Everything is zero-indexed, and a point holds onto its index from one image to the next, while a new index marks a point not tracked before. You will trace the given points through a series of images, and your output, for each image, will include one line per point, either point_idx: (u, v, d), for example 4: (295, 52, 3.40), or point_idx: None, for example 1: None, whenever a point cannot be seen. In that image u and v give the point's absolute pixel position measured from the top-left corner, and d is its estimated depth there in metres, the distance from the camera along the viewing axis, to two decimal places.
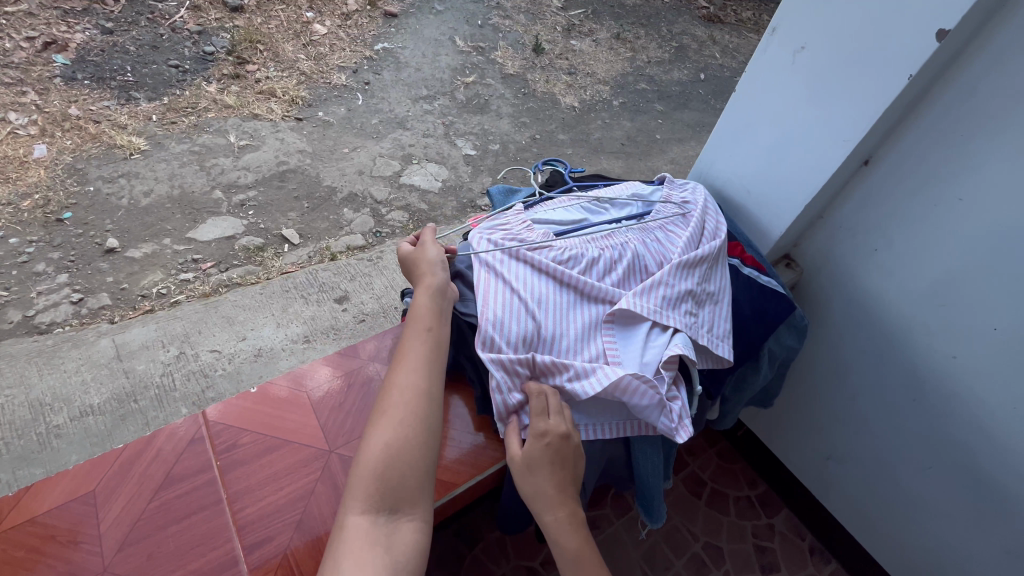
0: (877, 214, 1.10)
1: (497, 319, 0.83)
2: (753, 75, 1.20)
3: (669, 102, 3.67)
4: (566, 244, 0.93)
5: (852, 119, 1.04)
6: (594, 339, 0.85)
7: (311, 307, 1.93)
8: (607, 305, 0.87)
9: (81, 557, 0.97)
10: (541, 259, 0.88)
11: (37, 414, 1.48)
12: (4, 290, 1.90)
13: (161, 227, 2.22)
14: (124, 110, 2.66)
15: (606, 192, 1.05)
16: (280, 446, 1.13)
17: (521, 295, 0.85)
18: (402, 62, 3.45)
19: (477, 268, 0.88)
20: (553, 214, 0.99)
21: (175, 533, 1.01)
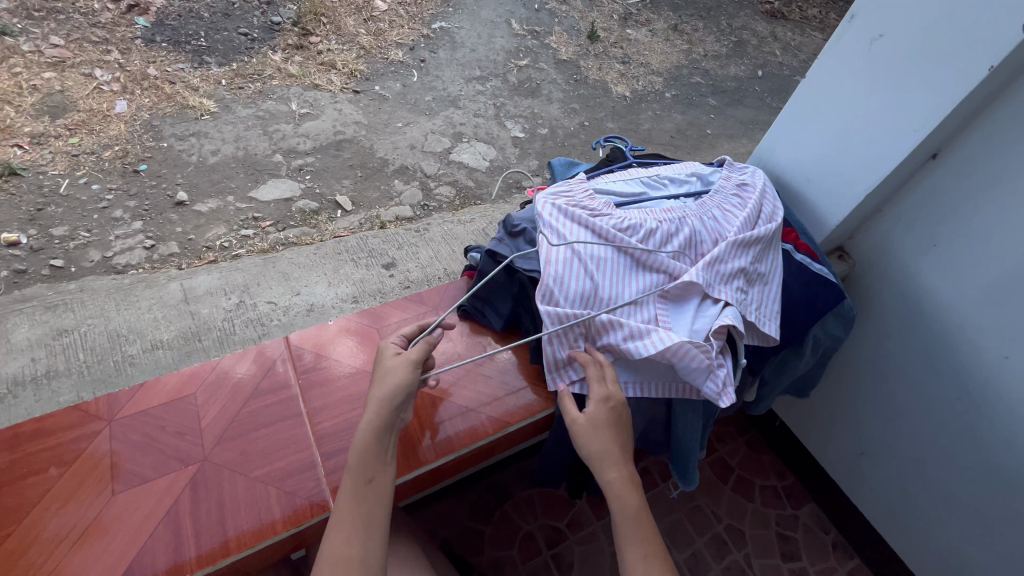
0: (939, 210, 1.09)
1: (556, 278, 0.88)
2: (825, 64, 1.20)
3: (722, 98, 3.60)
4: (627, 213, 0.96)
5: (925, 110, 1.03)
6: (646, 305, 0.89)
7: (361, 270, 2.03)
8: (660, 276, 0.91)
9: (185, 446, 1.05)
10: (601, 225, 0.93)
11: (115, 343, 1.63)
12: (86, 231, 2.06)
13: (226, 185, 2.35)
14: (197, 73, 2.81)
15: (665, 170, 1.08)
16: (354, 373, 1.20)
17: (580, 258, 0.90)
18: (458, 42, 3.50)
19: (541, 229, 0.93)
20: (613, 186, 1.03)
21: (263, 436, 1.08)
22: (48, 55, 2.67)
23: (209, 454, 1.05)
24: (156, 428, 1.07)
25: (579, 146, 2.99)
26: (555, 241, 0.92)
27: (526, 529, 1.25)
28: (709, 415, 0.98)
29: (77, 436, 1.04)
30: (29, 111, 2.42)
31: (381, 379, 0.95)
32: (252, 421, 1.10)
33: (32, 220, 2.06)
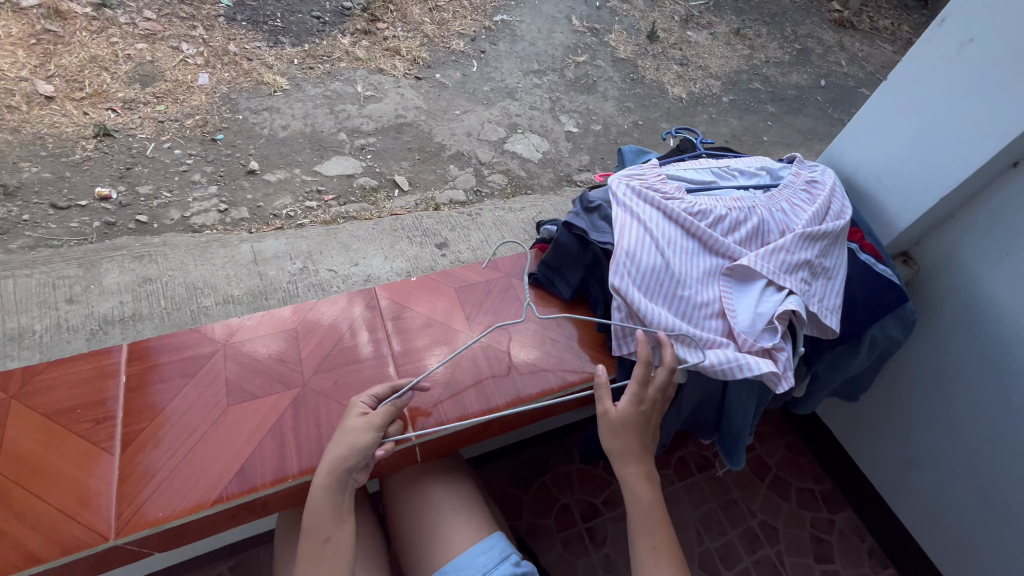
0: (1018, 218, 1.08)
1: (629, 252, 0.93)
2: (909, 66, 1.19)
3: (781, 105, 3.54)
4: (699, 198, 1.01)
5: (1012, 116, 1.03)
6: (712, 285, 0.93)
7: (415, 247, 2.12)
8: (727, 260, 0.95)
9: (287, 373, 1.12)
10: (673, 208, 0.97)
11: (192, 295, 1.76)
12: (168, 192, 2.23)
13: (294, 158, 2.49)
14: (272, 52, 2.97)
15: (735, 162, 1.12)
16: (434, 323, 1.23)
17: (652, 236, 0.95)
18: (517, 36, 3.56)
19: (616, 207, 0.99)
20: (685, 173, 1.07)
21: (352, 370, 1.14)
22: (141, 27, 2.87)
23: (307, 382, 1.11)
24: (264, 356, 1.15)
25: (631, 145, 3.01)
26: (628, 218, 0.98)
27: (563, 501, 1.30)
28: (761, 398, 1.01)
29: (195, 356, 1.13)
30: (122, 78, 2.62)
31: (339, 441, 0.90)
32: (346, 357, 1.16)
33: (121, 178, 2.24)
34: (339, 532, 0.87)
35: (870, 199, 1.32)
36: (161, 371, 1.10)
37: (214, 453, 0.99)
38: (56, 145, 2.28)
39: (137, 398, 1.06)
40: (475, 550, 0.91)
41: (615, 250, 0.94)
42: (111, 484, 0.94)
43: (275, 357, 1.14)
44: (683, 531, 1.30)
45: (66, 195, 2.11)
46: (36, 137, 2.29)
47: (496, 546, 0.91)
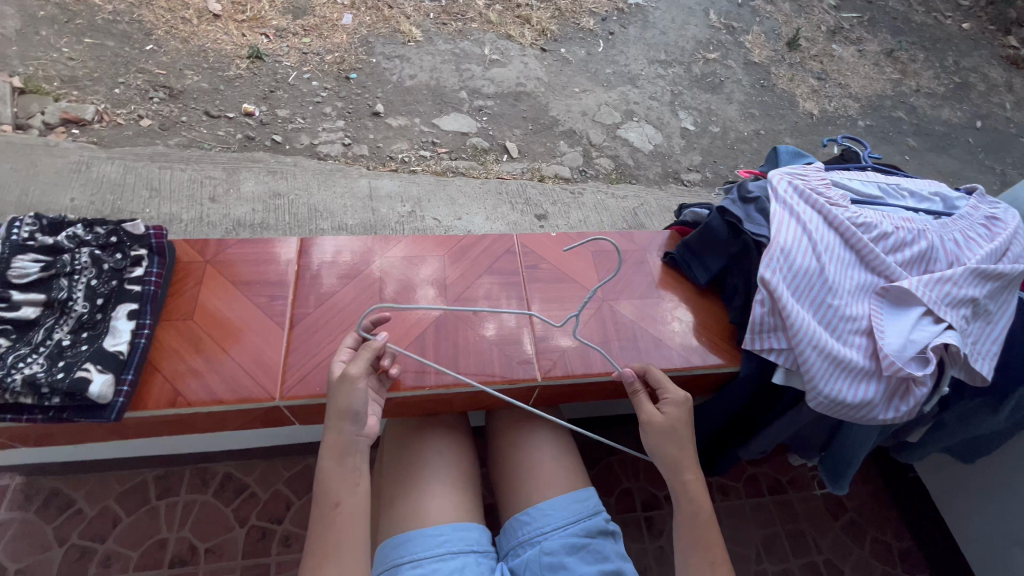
0: None
1: (784, 248, 0.96)
2: None
3: (924, 140, 3.22)
4: (863, 213, 1.01)
5: None
6: (863, 301, 0.95)
7: (516, 213, 2.16)
8: (883, 280, 0.96)
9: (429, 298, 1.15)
10: (837, 215, 1.00)
11: (312, 216, 1.91)
12: (302, 119, 2.40)
13: (416, 108, 2.59)
14: (412, 3, 3.06)
15: (906, 182, 1.12)
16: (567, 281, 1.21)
17: (810, 238, 0.98)
18: (650, 22, 3.43)
19: (776, 203, 1.03)
20: (851, 184, 1.09)
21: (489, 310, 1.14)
22: None
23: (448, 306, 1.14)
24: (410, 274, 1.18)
25: (748, 154, 2.86)
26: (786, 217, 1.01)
27: (627, 484, 1.31)
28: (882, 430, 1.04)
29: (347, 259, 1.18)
30: (278, 7, 2.80)
31: (342, 399, 0.88)
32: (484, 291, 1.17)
33: (264, 99, 2.43)
34: (349, 498, 0.85)
35: None
36: (320, 268, 1.16)
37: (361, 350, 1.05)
38: (216, 59, 2.50)
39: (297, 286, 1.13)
40: (573, 495, 0.95)
41: (768, 244, 0.98)
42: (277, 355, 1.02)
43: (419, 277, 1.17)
44: (742, 546, 1.28)
45: (218, 106, 2.32)
46: (200, 49, 2.51)
47: (590, 498, 0.95)
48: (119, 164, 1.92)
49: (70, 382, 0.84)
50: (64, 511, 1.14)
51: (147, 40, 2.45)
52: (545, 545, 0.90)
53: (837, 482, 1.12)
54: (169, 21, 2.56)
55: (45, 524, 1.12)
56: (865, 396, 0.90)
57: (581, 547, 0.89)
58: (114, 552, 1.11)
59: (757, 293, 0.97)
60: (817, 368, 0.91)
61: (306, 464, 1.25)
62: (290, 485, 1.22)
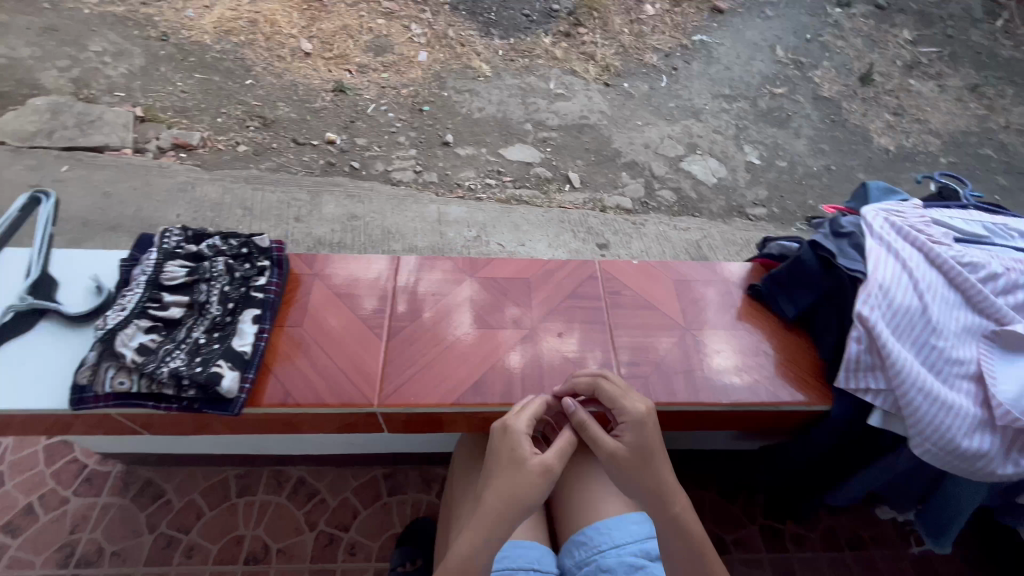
0: None
1: (883, 286, 1.04)
2: None
3: (1016, 179, 3.02)
4: (959, 222, 1.17)
5: None
6: (971, 343, 1.01)
7: (577, 242, 2.18)
8: (993, 322, 1.02)
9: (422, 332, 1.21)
10: (941, 256, 1.08)
11: (385, 237, 2.01)
12: (378, 146, 2.56)
13: (483, 138, 2.70)
14: (482, 41, 3.23)
15: (1016, 224, 1.20)
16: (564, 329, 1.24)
17: (913, 276, 1.06)
18: (713, 58, 3.47)
19: (873, 244, 1.11)
20: (953, 222, 1.17)
21: (479, 346, 1.20)
22: (383, 5, 3.27)
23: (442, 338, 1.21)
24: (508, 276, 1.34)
25: (817, 189, 2.79)
26: (897, 199, 1.26)
27: None
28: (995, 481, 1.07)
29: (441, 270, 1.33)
30: (360, 45, 3.03)
31: (513, 475, 0.93)
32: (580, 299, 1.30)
33: (345, 128, 2.62)
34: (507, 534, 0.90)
35: None
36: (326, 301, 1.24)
37: (441, 371, 1.15)
38: (304, 92, 2.72)
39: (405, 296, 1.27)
40: (627, 518, 1.05)
41: (866, 281, 1.05)
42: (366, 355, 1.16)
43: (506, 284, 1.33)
44: None
45: (304, 135, 2.52)
46: (292, 84, 2.74)
47: (645, 521, 1.05)
48: (218, 186, 2.09)
49: (207, 375, 1.00)
50: (154, 501, 1.25)
51: (247, 75, 2.69)
52: (601, 563, 1.00)
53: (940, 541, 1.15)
54: (266, 57, 2.80)
55: (139, 511, 1.23)
56: (977, 447, 0.95)
57: (637, 568, 0.98)
58: (195, 543, 1.20)
59: (850, 330, 1.05)
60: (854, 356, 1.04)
61: (370, 476, 1.31)
62: (355, 493, 1.28)
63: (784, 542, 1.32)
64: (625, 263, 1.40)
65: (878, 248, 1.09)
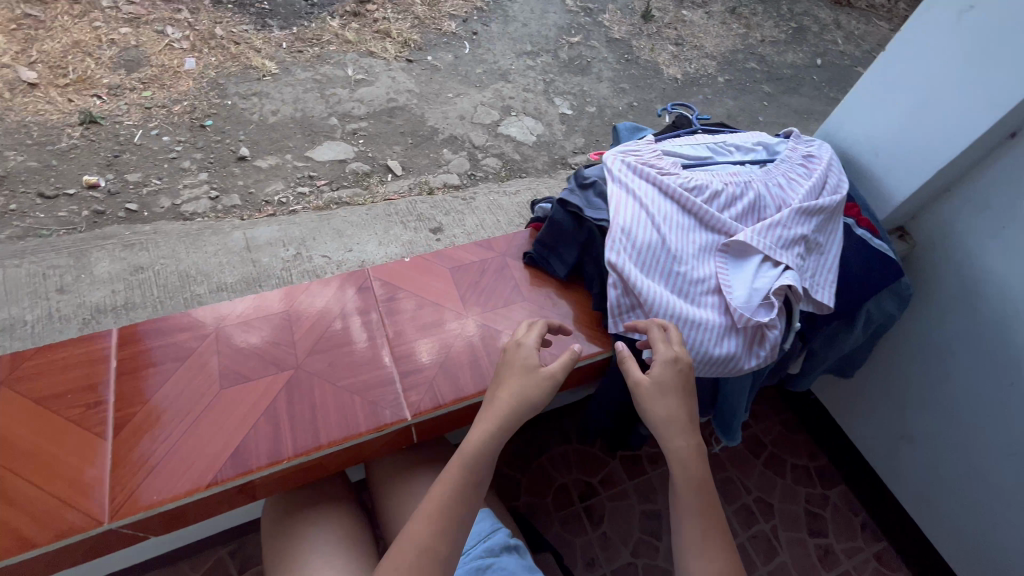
0: (993, 183, 1.19)
1: (625, 228, 1.10)
2: (908, 36, 1.25)
3: (777, 85, 3.51)
4: (684, 148, 1.27)
5: (994, 96, 1.11)
6: (708, 261, 1.10)
7: (409, 232, 2.10)
8: (722, 236, 1.12)
9: (174, 414, 1.10)
10: (670, 186, 1.15)
11: (185, 282, 1.76)
12: (157, 179, 2.19)
13: (284, 144, 2.44)
14: (259, 35, 2.88)
15: (735, 138, 1.32)
16: (338, 357, 1.21)
17: (649, 211, 1.12)
18: (510, 16, 3.48)
19: (613, 189, 1.16)
20: (682, 150, 1.27)
21: (242, 405, 1.11)
22: (123, 10, 2.79)
23: (198, 411, 1.10)
24: (260, 317, 1.27)
25: None
26: (641, 135, 1.44)
27: (560, 481, 1.37)
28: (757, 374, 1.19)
29: (176, 335, 1.22)
30: (105, 63, 2.55)
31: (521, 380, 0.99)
32: (344, 321, 1.26)
33: (109, 166, 2.20)
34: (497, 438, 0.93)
35: (866, 174, 1.39)
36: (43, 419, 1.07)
37: (198, 448, 1.05)
38: (41, 134, 2.23)
39: (128, 379, 1.14)
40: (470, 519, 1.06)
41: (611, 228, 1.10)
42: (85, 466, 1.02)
43: (259, 327, 1.25)
44: None
45: (53, 185, 2.08)
46: (20, 127, 2.23)
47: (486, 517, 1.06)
48: None
49: None
50: None
51: None
52: None
53: (730, 434, 1.24)
54: None
55: None
56: (725, 352, 1.04)
57: (485, 568, 0.98)
58: None
59: (609, 278, 1.10)
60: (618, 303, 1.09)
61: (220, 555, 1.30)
62: None
63: (643, 465, 1.42)
64: (398, 263, 1.41)
65: (617, 192, 1.14)
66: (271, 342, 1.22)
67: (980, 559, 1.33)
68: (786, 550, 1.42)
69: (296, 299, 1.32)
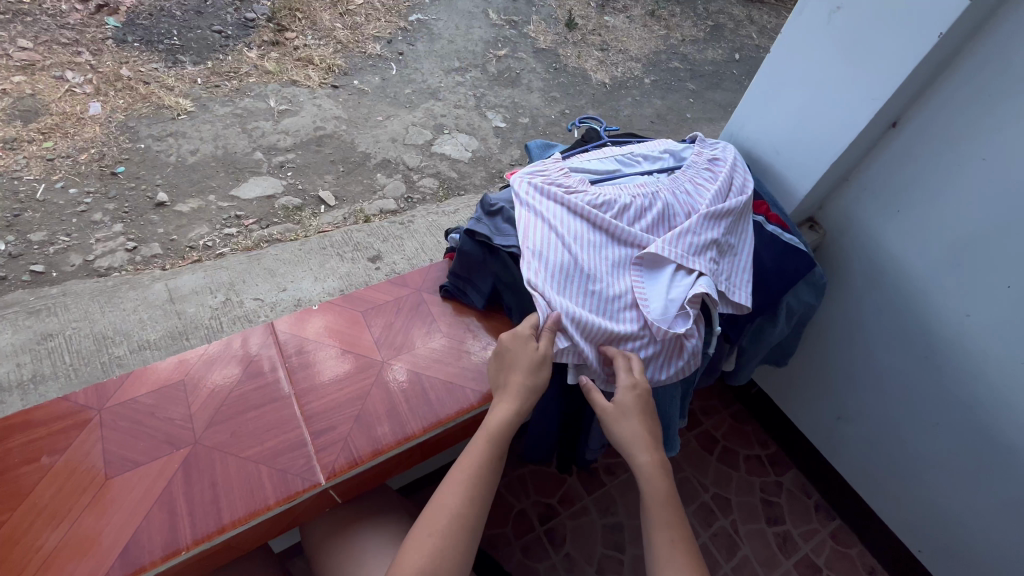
0: (885, 169, 1.25)
1: (536, 254, 1.08)
2: (791, 35, 1.30)
3: (701, 82, 3.64)
4: (592, 163, 1.28)
5: (870, 89, 1.17)
6: (624, 276, 1.10)
7: (346, 263, 2.03)
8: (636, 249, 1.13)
9: (61, 510, 1.00)
10: (578, 204, 1.14)
11: (101, 345, 1.63)
12: (66, 235, 2.04)
13: (207, 184, 2.32)
14: (171, 73, 2.75)
15: (641, 150, 1.33)
16: (253, 420, 1.14)
17: (559, 234, 1.11)
18: (435, 34, 3.47)
19: (522, 214, 1.14)
20: (590, 166, 1.27)
21: (139, 490, 1.02)
22: (15, 58, 2.60)
23: (87, 502, 1.00)
24: (154, 392, 1.17)
25: (560, 135, 3.01)
26: (552, 151, 1.51)
27: (519, 507, 1.34)
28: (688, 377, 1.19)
29: (53, 424, 1.10)
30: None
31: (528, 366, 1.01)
32: (260, 380, 1.21)
33: (9, 226, 2.03)
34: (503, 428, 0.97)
35: (771, 169, 1.45)
36: None
37: (85, 547, 0.95)
38: None
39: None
40: None
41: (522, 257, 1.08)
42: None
43: (153, 404, 1.15)
44: None
45: None
46: None
47: None
48: None
49: None
50: None
51: None
52: None
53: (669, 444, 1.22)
54: None
55: None
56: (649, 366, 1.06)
57: None
58: None
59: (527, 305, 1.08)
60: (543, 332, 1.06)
61: None
62: None
63: (600, 477, 1.42)
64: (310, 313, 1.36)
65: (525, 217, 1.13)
66: (175, 414, 1.13)
67: (923, 528, 1.38)
68: (747, 543, 1.44)
69: (200, 361, 1.23)
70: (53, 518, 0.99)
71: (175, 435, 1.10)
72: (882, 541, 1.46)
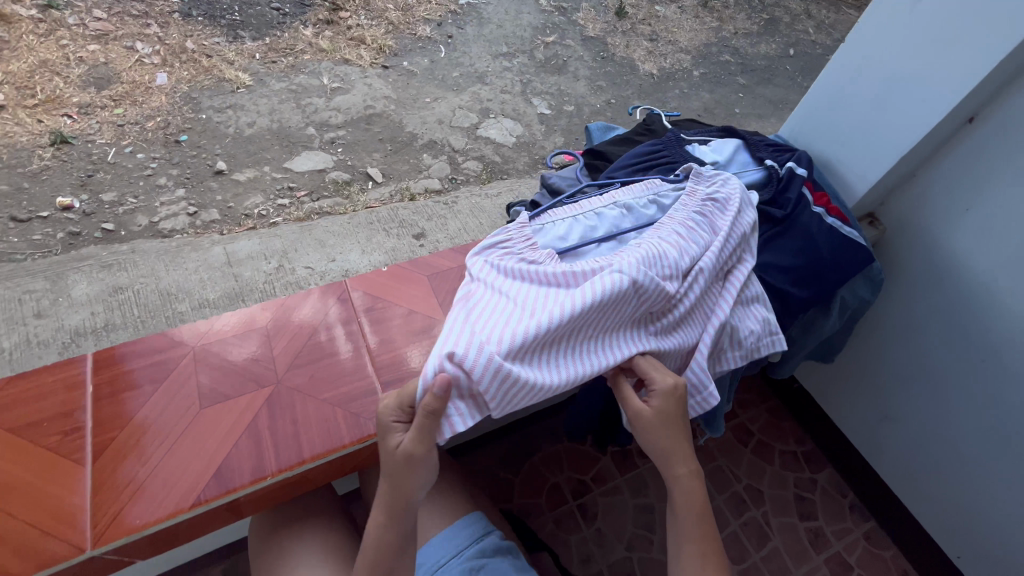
0: (957, 166, 1.22)
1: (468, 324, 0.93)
2: (868, 24, 1.27)
3: (752, 76, 3.55)
4: (562, 226, 1.14)
5: (950, 81, 1.15)
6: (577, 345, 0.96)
7: (392, 239, 2.10)
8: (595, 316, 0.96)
9: (156, 433, 1.10)
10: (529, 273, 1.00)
11: (166, 301, 1.74)
12: (133, 197, 2.16)
13: (262, 156, 2.42)
14: (232, 47, 2.85)
15: (625, 199, 1.19)
16: (326, 366, 1.23)
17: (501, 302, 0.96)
18: (484, 18, 3.48)
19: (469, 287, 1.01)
20: (557, 231, 1.13)
21: (225, 422, 1.12)
22: (90, 28, 2.74)
23: (181, 428, 1.11)
24: (235, 336, 1.27)
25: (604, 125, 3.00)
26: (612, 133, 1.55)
27: (554, 480, 1.39)
28: (735, 364, 1.20)
29: (148, 356, 1.21)
30: (74, 82, 2.51)
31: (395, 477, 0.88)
32: (330, 332, 1.30)
33: (83, 186, 2.16)
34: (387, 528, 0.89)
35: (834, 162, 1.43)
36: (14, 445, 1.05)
37: (180, 468, 1.05)
38: (10, 156, 2.19)
39: (99, 403, 1.13)
40: (458, 525, 1.07)
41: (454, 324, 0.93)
42: (60, 496, 1.01)
43: (235, 345, 1.25)
44: None
45: (27, 208, 2.04)
46: None
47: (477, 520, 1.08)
48: None
49: None
50: None
51: None
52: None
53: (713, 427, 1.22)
54: None
55: None
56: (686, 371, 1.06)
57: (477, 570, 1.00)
58: None
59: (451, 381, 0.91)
60: (464, 402, 0.90)
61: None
62: None
63: (634, 459, 1.45)
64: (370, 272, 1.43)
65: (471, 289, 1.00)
66: (256, 355, 1.23)
67: (964, 532, 1.36)
68: (778, 535, 1.45)
69: (276, 309, 1.33)
70: (149, 442, 1.08)
71: (257, 374, 1.20)
72: (919, 546, 1.44)
